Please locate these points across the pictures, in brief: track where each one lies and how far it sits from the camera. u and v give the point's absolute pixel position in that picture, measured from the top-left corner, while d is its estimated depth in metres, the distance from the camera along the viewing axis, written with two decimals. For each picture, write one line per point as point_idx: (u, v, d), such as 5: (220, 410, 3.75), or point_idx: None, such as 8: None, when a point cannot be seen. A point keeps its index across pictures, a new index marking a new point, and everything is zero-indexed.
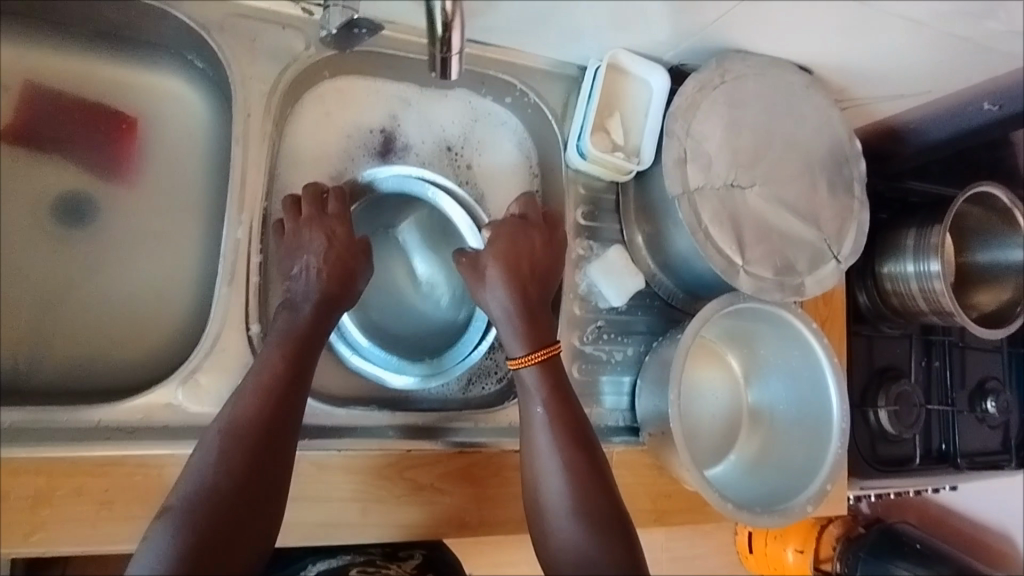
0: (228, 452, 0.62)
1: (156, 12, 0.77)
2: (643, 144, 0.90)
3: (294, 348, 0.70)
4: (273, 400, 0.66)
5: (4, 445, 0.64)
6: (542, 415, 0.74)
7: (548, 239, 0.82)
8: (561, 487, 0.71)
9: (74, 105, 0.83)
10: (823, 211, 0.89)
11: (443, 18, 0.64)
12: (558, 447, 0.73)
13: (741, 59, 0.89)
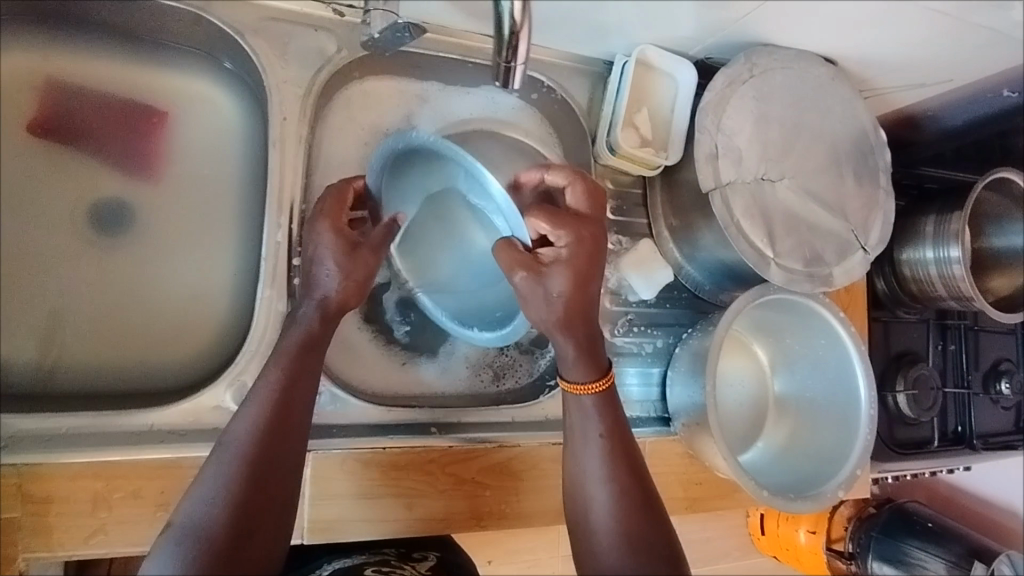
0: (234, 470, 0.58)
1: (191, 16, 0.78)
2: (672, 138, 0.91)
3: (303, 364, 0.67)
4: (276, 413, 0.63)
5: (61, 450, 0.65)
6: (597, 443, 0.70)
7: (594, 247, 0.72)
8: (607, 513, 0.66)
9: (102, 106, 0.82)
10: (850, 201, 0.90)
11: (511, 25, 0.64)
12: (606, 474, 0.68)
13: (768, 53, 0.89)
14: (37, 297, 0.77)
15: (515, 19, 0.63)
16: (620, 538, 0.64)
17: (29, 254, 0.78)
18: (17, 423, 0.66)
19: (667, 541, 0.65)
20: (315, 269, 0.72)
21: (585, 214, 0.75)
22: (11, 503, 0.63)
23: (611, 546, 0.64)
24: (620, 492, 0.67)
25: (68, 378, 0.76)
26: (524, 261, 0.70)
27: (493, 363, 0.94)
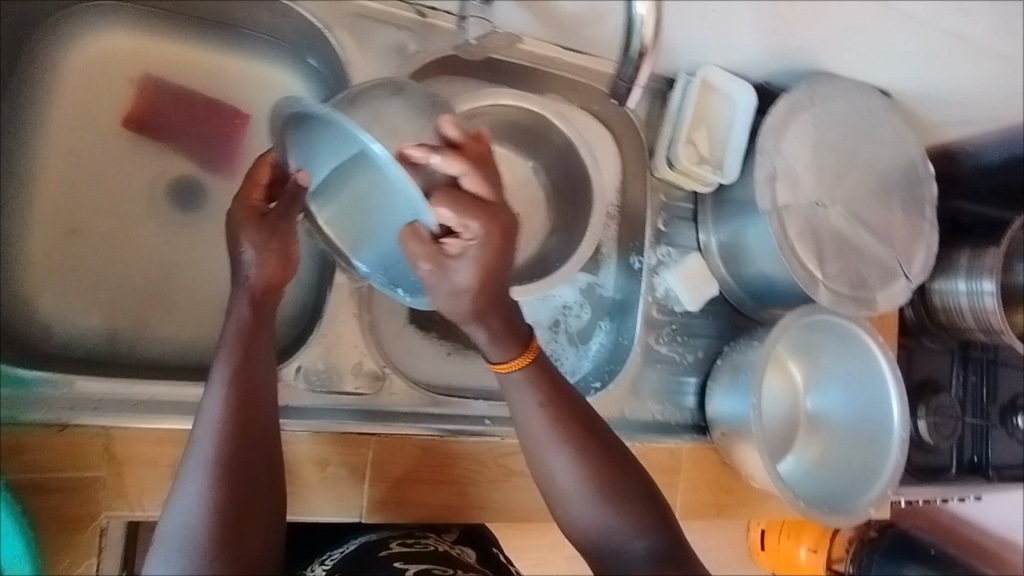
0: (210, 482, 0.55)
1: (283, 10, 0.81)
2: (727, 158, 0.94)
3: (254, 357, 0.63)
4: (243, 407, 0.59)
5: (141, 415, 0.68)
6: (541, 416, 0.66)
7: (506, 235, 0.60)
8: (576, 481, 0.64)
9: (185, 92, 0.85)
10: (896, 230, 0.93)
11: (638, 48, 0.70)
12: (564, 445, 0.65)
13: (829, 81, 0.92)
14: (107, 266, 0.79)
15: (644, 44, 0.69)
16: (600, 499, 0.64)
17: (97, 227, 0.80)
18: (81, 382, 0.68)
19: (642, 489, 0.65)
20: (238, 253, 0.66)
21: (486, 200, 0.60)
22: (97, 463, 0.66)
23: (595, 509, 0.63)
24: (584, 457, 0.65)
25: (127, 347, 0.78)
26: (428, 251, 0.59)
27: None
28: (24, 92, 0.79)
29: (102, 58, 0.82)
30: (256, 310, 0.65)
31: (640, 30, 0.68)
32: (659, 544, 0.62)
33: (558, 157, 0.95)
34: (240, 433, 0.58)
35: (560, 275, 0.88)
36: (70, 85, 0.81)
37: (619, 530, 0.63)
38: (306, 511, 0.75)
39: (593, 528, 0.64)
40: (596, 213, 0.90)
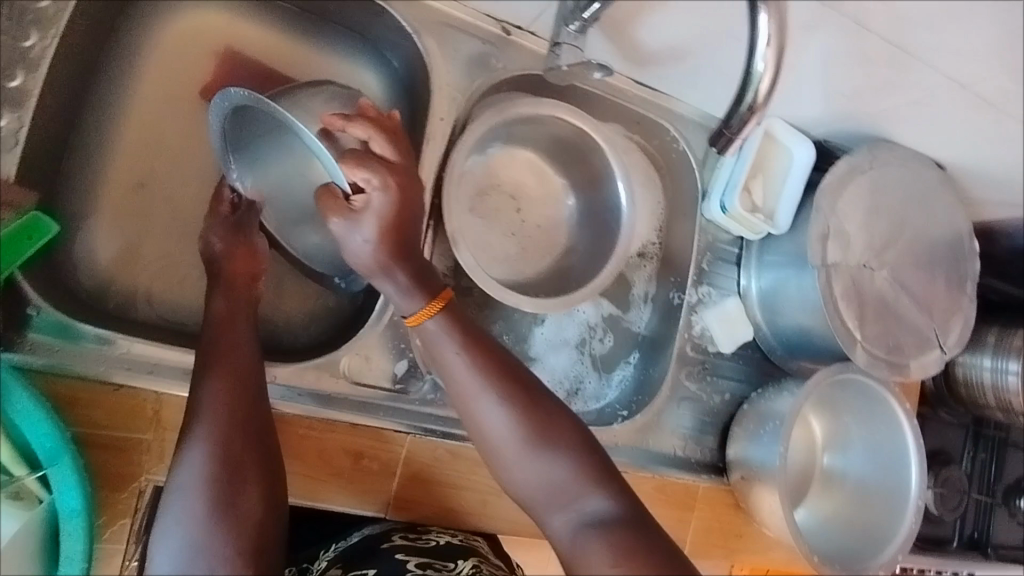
0: (206, 455, 0.56)
1: (375, 9, 0.82)
2: (779, 209, 0.95)
3: (243, 345, 0.65)
4: (236, 374, 0.62)
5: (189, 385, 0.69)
6: (460, 359, 0.61)
7: (404, 183, 0.63)
8: (509, 427, 0.59)
9: (266, 75, 0.86)
10: (936, 301, 0.95)
11: (749, 102, 0.74)
12: (489, 386, 0.60)
13: (889, 148, 0.93)
14: (170, 232, 0.79)
15: (755, 101, 0.73)
16: (538, 451, 0.58)
17: (164, 189, 0.79)
18: (133, 346, 0.68)
19: (586, 439, 0.60)
20: (212, 248, 0.72)
21: (393, 159, 0.65)
22: (145, 426, 0.68)
23: (535, 464, 0.58)
24: (515, 405, 0.59)
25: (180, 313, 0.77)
26: (337, 205, 0.63)
27: (566, 382, 0.94)
28: (116, 49, 0.79)
29: (194, 31, 0.84)
30: (233, 299, 0.69)
31: (756, 87, 0.72)
32: (615, 499, 0.56)
33: (585, 172, 0.93)
34: (232, 408, 0.59)
35: (580, 296, 0.84)
36: (159, 50, 0.82)
37: (569, 486, 0.57)
38: (333, 501, 0.75)
39: (536, 479, 0.58)
40: (621, 245, 0.88)
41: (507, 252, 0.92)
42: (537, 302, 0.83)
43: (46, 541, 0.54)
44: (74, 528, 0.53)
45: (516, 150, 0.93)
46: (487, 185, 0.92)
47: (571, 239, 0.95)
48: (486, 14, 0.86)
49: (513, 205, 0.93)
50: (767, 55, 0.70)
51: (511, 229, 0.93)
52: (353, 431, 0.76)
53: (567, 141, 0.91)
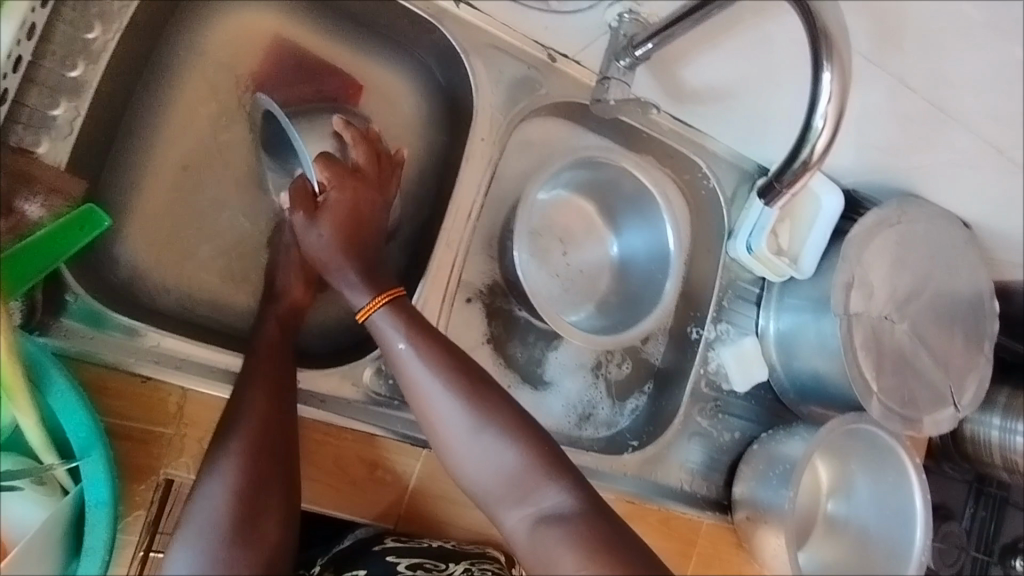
0: (236, 464, 0.58)
1: (426, 26, 0.83)
2: (804, 254, 0.95)
3: (281, 365, 0.68)
4: (275, 386, 0.65)
5: (211, 381, 0.70)
6: (404, 351, 0.65)
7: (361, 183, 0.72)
8: (455, 412, 0.62)
9: (307, 71, 0.84)
10: (953, 359, 0.95)
11: (805, 158, 0.71)
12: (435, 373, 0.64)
13: (918, 204, 0.94)
14: (208, 228, 0.78)
15: (811, 158, 0.71)
16: (484, 436, 0.61)
17: (198, 179, 0.78)
18: (163, 339, 0.69)
19: (534, 426, 0.63)
20: (279, 265, 0.76)
21: (361, 167, 0.73)
22: (167, 420, 0.68)
23: (482, 449, 0.61)
24: (461, 392, 0.63)
25: (214, 310, 0.77)
26: (305, 200, 0.71)
27: (579, 407, 0.95)
28: (169, 41, 0.78)
29: (239, 25, 0.82)
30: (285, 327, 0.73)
31: (814, 143, 0.69)
32: (569, 488, 0.59)
33: (636, 213, 0.93)
34: (263, 425, 0.61)
35: (629, 338, 0.85)
36: (212, 45, 0.80)
37: (519, 475, 0.60)
38: (343, 509, 0.75)
39: (485, 466, 0.61)
40: (670, 281, 0.90)
41: (550, 292, 0.92)
42: (588, 339, 0.83)
43: (69, 534, 0.54)
44: (97, 520, 0.53)
45: (573, 198, 0.94)
46: (539, 228, 0.92)
47: (614, 287, 0.95)
48: (536, 39, 0.86)
49: (560, 247, 0.94)
50: (827, 110, 0.67)
51: (556, 270, 0.93)
52: (370, 441, 0.77)
53: (623, 191, 0.92)
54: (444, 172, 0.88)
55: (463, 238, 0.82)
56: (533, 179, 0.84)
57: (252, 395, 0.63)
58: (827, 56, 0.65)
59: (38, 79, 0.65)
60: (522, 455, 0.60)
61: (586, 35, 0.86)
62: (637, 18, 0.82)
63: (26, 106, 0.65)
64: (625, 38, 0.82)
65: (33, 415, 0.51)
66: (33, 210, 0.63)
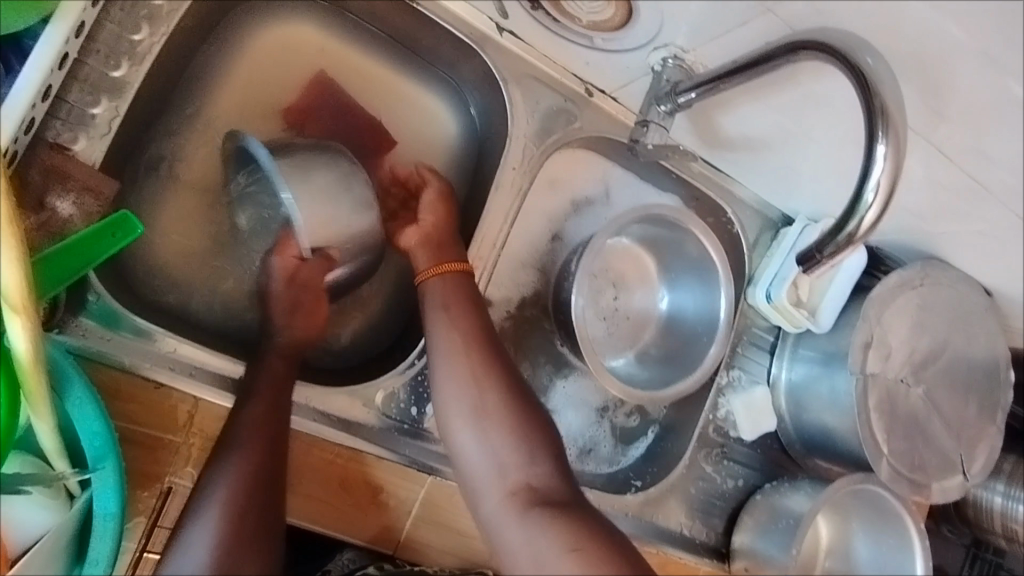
0: (232, 477, 0.60)
1: (467, 51, 0.83)
2: (823, 308, 0.93)
3: (281, 396, 0.67)
4: (277, 400, 0.66)
5: (198, 385, 0.68)
6: (450, 335, 0.70)
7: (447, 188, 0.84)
8: (475, 413, 0.66)
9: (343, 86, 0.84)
10: (965, 426, 0.94)
11: (848, 232, 0.60)
12: (463, 375, 0.67)
13: (943, 268, 0.93)
14: (231, 235, 0.77)
15: (856, 232, 0.59)
16: (491, 440, 0.65)
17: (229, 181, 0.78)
18: (178, 346, 0.68)
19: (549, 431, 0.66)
20: (269, 284, 0.74)
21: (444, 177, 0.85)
22: (176, 428, 0.67)
23: (499, 458, 0.64)
24: (489, 400, 0.66)
25: (228, 316, 0.76)
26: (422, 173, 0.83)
27: (582, 441, 0.92)
28: (211, 48, 0.78)
29: (284, 37, 0.83)
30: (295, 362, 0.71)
31: (860, 216, 0.58)
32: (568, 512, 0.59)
33: (690, 267, 0.90)
34: (254, 462, 0.61)
35: (670, 395, 0.83)
36: (253, 53, 0.81)
37: (518, 481, 0.62)
38: (340, 529, 0.74)
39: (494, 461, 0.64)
40: (715, 345, 0.86)
41: (595, 335, 0.91)
42: (625, 390, 0.81)
43: (73, 541, 0.54)
44: (104, 531, 0.53)
45: (634, 247, 0.94)
46: (596, 271, 0.92)
47: (658, 343, 0.93)
48: (574, 72, 0.85)
49: (612, 291, 0.93)
50: (879, 178, 0.56)
51: (603, 313, 0.92)
52: (376, 464, 0.76)
53: (688, 255, 0.89)
54: (471, 197, 0.88)
55: (487, 267, 0.82)
56: (604, 228, 0.83)
57: (254, 409, 0.64)
58: (883, 126, 0.56)
59: (81, 75, 0.65)
60: (523, 458, 0.63)
61: (628, 75, 0.84)
62: (682, 64, 0.78)
63: (66, 101, 0.65)
64: (667, 84, 0.79)
65: (50, 419, 0.50)
66: (64, 208, 0.63)
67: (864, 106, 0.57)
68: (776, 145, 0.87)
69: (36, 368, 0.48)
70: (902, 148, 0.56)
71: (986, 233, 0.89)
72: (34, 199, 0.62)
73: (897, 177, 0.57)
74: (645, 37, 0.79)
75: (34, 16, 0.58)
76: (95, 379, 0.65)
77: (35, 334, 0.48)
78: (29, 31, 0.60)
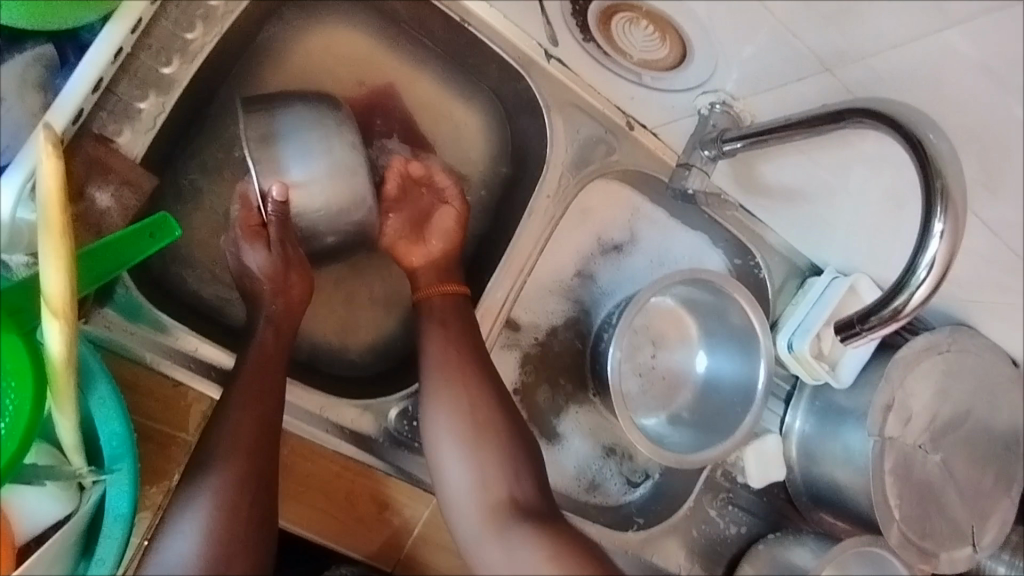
0: (217, 489, 0.57)
1: (512, 74, 0.83)
2: (844, 363, 0.91)
3: (267, 378, 0.64)
4: (261, 407, 0.62)
5: (200, 378, 0.67)
6: (449, 367, 0.71)
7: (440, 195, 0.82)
8: (463, 447, 0.67)
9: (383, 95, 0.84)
10: (980, 497, 0.92)
11: (895, 306, 0.60)
12: (459, 405, 0.68)
13: (971, 335, 0.91)
14: None
15: (903, 308, 0.60)
16: (480, 453, 0.67)
17: None
18: (199, 346, 0.68)
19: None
20: (249, 273, 0.70)
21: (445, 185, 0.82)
22: (189, 426, 0.67)
23: (490, 491, 0.65)
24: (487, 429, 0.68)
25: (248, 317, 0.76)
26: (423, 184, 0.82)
27: (589, 473, 0.91)
28: (261, 49, 0.79)
29: (334, 44, 0.83)
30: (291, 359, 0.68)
31: (911, 291, 0.58)
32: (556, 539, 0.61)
33: (728, 335, 0.90)
34: (246, 455, 0.59)
35: (698, 459, 0.82)
36: (298, 56, 0.81)
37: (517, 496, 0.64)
38: (345, 543, 0.74)
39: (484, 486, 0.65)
40: (751, 413, 0.85)
41: (629, 390, 0.91)
42: (654, 449, 0.80)
43: (82, 537, 0.54)
44: (112, 532, 0.53)
45: (677, 307, 0.93)
46: (637, 327, 0.92)
47: (690, 406, 0.92)
48: (617, 104, 0.85)
49: (650, 349, 0.93)
50: (935, 254, 0.56)
51: (639, 370, 0.92)
52: (384, 480, 0.76)
53: (731, 326, 0.88)
54: (501, 219, 0.88)
55: (512, 291, 0.82)
56: (651, 285, 0.82)
57: (234, 418, 0.60)
58: (942, 204, 0.56)
59: (131, 70, 0.67)
60: (510, 480, 0.66)
61: (671, 113, 0.81)
62: (730, 111, 0.76)
63: (114, 94, 0.66)
64: (713, 130, 0.77)
65: (73, 414, 0.50)
66: (103, 200, 0.64)
67: (923, 184, 0.57)
68: (820, 197, 0.83)
69: (67, 367, 0.49)
70: (960, 226, 0.56)
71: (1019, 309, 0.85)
72: (75, 188, 0.63)
73: (952, 253, 0.57)
74: (694, 81, 0.74)
75: (95, 14, 0.59)
76: (115, 371, 0.65)
77: (71, 336, 0.49)
78: (87, 27, 0.61)
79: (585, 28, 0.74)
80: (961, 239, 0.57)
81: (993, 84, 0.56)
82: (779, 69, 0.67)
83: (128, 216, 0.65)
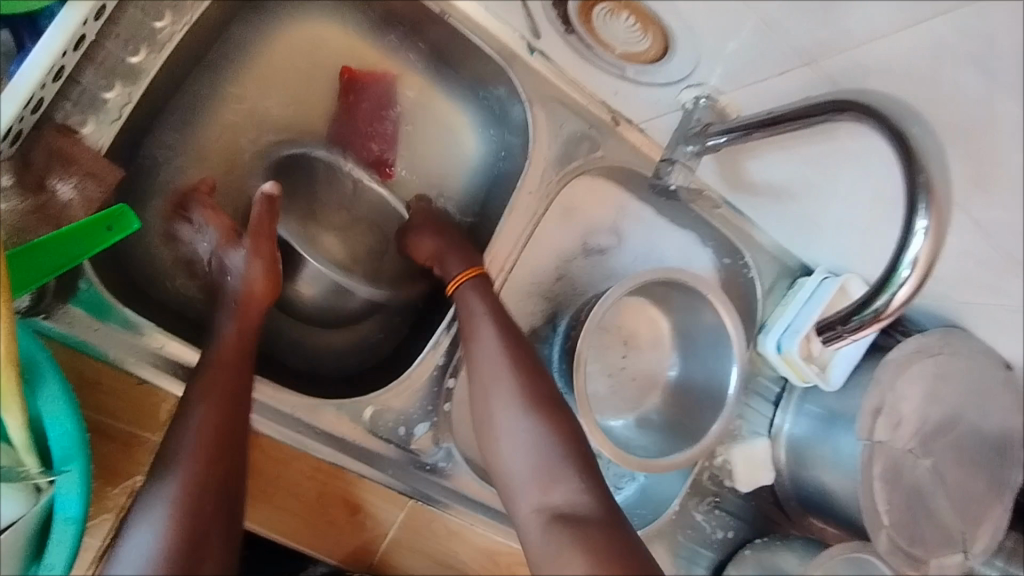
0: (178, 485, 0.54)
1: (496, 68, 0.81)
2: (834, 365, 0.89)
3: (236, 377, 0.62)
4: (230, 404, 0.60)
5: (164, 377, 0.65)
6: (483, 315, 0.71)
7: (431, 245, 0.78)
8: (508, 397, 0.66)
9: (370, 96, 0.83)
10: (973, 503, 0.90)
11: (875, 308, 0.59)
12: (501, 349, 0.69)
13: (967, 339, 0.88)
14: None
15: (884, 309, 0.58)
16: (525, 411, 0.65)
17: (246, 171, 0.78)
18: (166, 343, 0.66)
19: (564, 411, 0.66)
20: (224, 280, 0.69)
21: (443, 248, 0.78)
22: (156, 426, 0.65)
23: (518, 442, 0.64)
24: (518, 382, 0.67)
25: None
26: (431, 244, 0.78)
27: None
28: (240, 44, 0.78)
29: (313, 40, 0.82)
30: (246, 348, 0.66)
31: (892, 291, 0.56)
32: (589, 494, 0.59)
33: (705, 334, 0.87)
34: (213, 453, 0.56)
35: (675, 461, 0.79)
36: (274, 51, 0.80)
37: (558, 458, 0.62)
38: (317, 545, 0.72)
39: (517, 437, 0.64)
40: (717, 421, 0.82)
41: (598, 390, 0.89)
42: (619, 453, 0.77)
43: (33, 539, 0.53)
44: (64, 534, 0.53)
45: (647, 305, 0.92)
46: (607, 326, 0.90)
47: (661, 401, 0.91)
48: (603, 99, 0.84)
49: (621, 349, 0.91)
50: (918, 254, 0.54)
51: (609, 369, 0.90)
52: (359, 483, 0.74)
53: (704, 325, 0.86)
54: (485, 217, 0.86)
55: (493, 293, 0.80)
56: (622, 285, 0.79)
57: (201, 414, 0.58)
58: (925, 201, 0.53)
59: (97, 59, 0.65)
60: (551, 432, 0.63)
61: (655, 109, 0.80)
62: (714, 105, 0.74)
63: (79, 84, 0.64)
64: (697, 124, 0.75)
65: (20, 413, 0.49)
66: (64, 191, 0.62)
67: (906, 179, 0.55)
68: (808, 195, 0.81)
69: (10, 362, 0.47)
70: (944, 225, 0.54)
71: (1014, 320, 0.81)
72: (34, 180, 0.61)
73: (936, 255, 0.54)
74: (679, 74, 0.72)
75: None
76: (77, 370, 0.63)
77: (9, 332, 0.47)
78: (48, 14, 0.60)
79: (567, 20, 0.72)
80: (946, 234, 0.54)
81: (980, 77, 0.54)
82: (762, 62, 0.65)
83: (91, 209, 0.64)
